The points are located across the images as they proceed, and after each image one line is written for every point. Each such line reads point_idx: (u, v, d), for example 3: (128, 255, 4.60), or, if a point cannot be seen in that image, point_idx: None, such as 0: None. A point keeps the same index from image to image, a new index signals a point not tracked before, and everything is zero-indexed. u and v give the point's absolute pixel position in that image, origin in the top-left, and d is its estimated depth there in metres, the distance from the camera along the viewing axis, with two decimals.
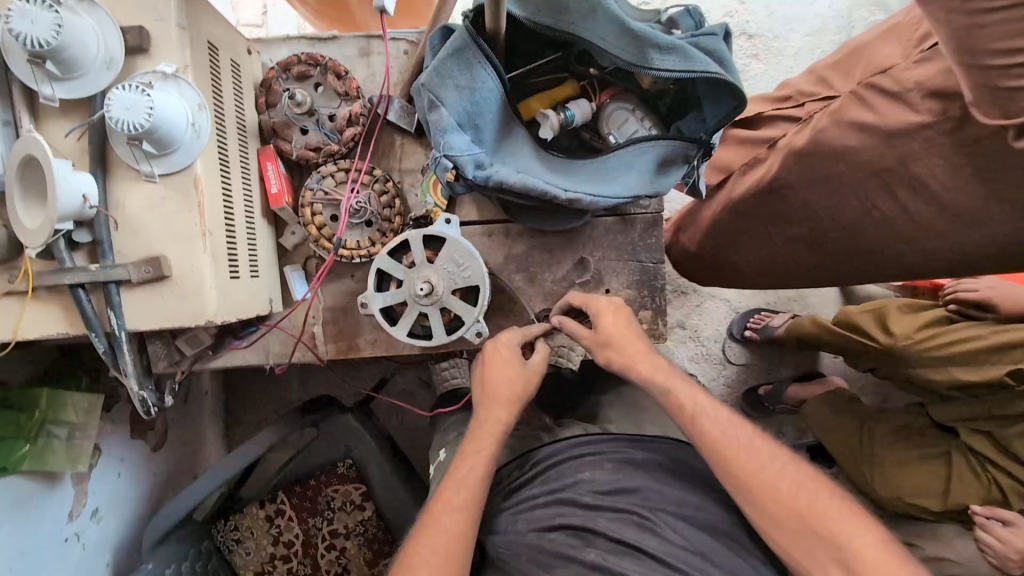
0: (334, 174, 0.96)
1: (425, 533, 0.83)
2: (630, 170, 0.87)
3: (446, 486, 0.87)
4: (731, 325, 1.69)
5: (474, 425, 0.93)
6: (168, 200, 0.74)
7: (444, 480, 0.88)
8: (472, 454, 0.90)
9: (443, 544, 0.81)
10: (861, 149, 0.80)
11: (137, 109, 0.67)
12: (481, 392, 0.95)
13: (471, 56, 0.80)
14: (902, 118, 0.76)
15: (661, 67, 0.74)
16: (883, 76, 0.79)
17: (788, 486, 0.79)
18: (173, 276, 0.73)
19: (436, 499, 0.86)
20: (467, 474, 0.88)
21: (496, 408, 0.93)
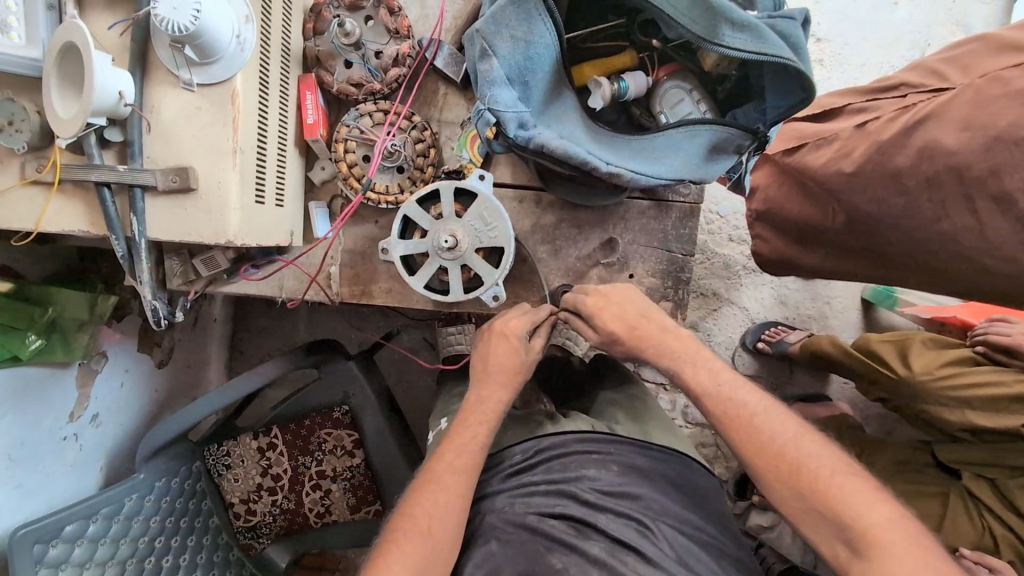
0: (372, 114, 0.93)
1: (430, 488, 0.83)
2: (678, 151, 0.82)
3: (449, 449, 0.87)
4: (746, 334, 1.65)
5: (484, 403, 0.92)
6: (203, 112, 0.72)
7: (447, 441, 0.88)
8: (481, 426, 0.89)
9: (443, 504, 0.82)
10: (957, 151, 0.71)
11: (184, 10, 0.65)
12: (480, 368, 0.94)
13: (532, 6, 0.76)
14: (1018, 119, 0.66)
15: (727, 45, 0.70)
16: (1017, 71, 0.68)
17: (793, 456, 0.74)
18: (198, 190, 0.72)
19: (438, 460, 0.86)
20: (475, 442, 0.88)
21: (500, 384, 0.92)
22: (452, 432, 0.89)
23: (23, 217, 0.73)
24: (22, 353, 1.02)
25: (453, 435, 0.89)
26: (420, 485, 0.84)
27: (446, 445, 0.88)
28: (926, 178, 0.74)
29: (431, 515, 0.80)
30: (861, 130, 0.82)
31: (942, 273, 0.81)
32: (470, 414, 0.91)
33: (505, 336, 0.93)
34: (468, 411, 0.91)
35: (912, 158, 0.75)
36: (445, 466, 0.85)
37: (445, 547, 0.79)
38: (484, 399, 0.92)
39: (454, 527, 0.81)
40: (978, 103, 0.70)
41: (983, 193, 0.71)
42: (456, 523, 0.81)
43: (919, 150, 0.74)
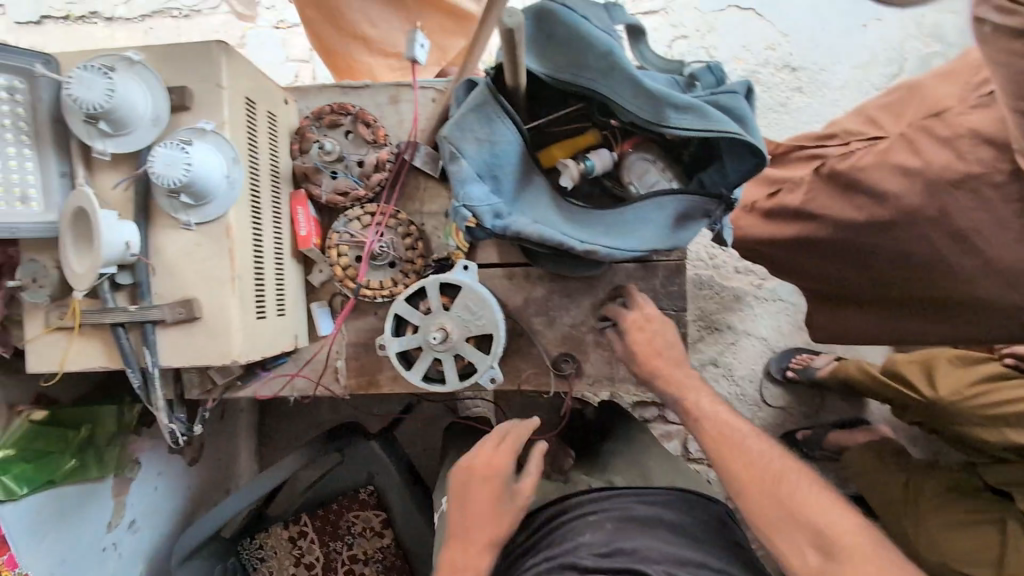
0: (360, 217, 0.99)
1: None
2: (648, 224, 0.85)
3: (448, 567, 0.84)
4: (770, 363, 1.63)
5: (474, 516, 0.86)
6: (202, 246, 0.79)
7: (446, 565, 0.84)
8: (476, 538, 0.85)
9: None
10: (904, 196, 0.75)
11: (176, 165, 0.73)
12: (472, 482, 0.89)
13: (491, 111, 0.83)
14: (948, 163, 0.71)
15: (676, 127, 0.73)
16: (936, 120, 0.74)
17: (807, 498, 0.77)
18: (202, 317, 0.78)
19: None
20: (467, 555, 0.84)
21: (488, 490, 0.88)
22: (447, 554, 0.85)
23: (50, 359, 0.80)
24: (57, 476, 1.09)
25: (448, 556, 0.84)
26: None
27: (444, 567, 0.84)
28: (886, 221, 0.79)
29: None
30: (819, 174, 0.87)
31: (933, 291, 0.83)
32: (464, 532, 0.86)
33: (495, 452, 0.90)
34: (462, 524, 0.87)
35: (869, 201, 0.80)
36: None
37: None
38: (479, 513, 0.87)
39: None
40: (910, 149, 0.76)
41: (939, 232, 0.75)
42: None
43: (873, 195, 0.79)
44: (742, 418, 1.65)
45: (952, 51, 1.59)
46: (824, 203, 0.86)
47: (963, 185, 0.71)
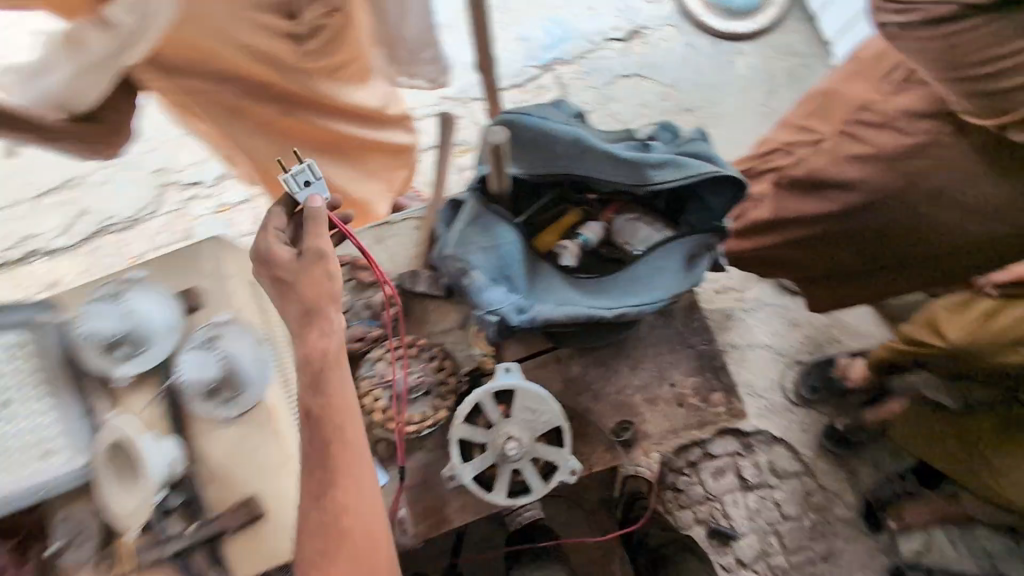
0: (384, 355, 1.00)
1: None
2: (663, 272, 0.90)
3: (312, 519, 0.63)
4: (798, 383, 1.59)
5: (342, 434, 0.65)
6: (247, 437, 0.75)
7: (317, 501, 0.63)
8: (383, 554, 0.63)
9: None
10: (869, 179, 0.86)
11: (209, 362, 0.75)
12: (324, 443, 0.65)
13: (487, 220, 0.89)
14: (896, 141, 0.84)
15: (660, 180, 0.81)
16: (868, 111, 0.87)
17: None
18: (267, 512, 0.73)
19: (330, 560, 0.62)
20: (362, 552, 0.62)
21: (347, 386, 0.67)
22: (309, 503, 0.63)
23: None
24: None
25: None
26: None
27: (314, 553, 0.62)
28: (863, 202, 0.88)
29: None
30: (780, 185, 0.95)
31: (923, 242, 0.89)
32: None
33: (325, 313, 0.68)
34: (309, 426, 0.65)
35: (839, 191, 0.89)
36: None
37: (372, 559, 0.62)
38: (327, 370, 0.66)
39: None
40: (856, 139, 0.87)
41: (915, 195, 0.85)
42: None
43: (840, 185, 0.88)
44: (781, 429, 1.55)
45: (811, 61, 1.82)
46: (792, 206, 0.94)
47: (923, 151, 0.82)
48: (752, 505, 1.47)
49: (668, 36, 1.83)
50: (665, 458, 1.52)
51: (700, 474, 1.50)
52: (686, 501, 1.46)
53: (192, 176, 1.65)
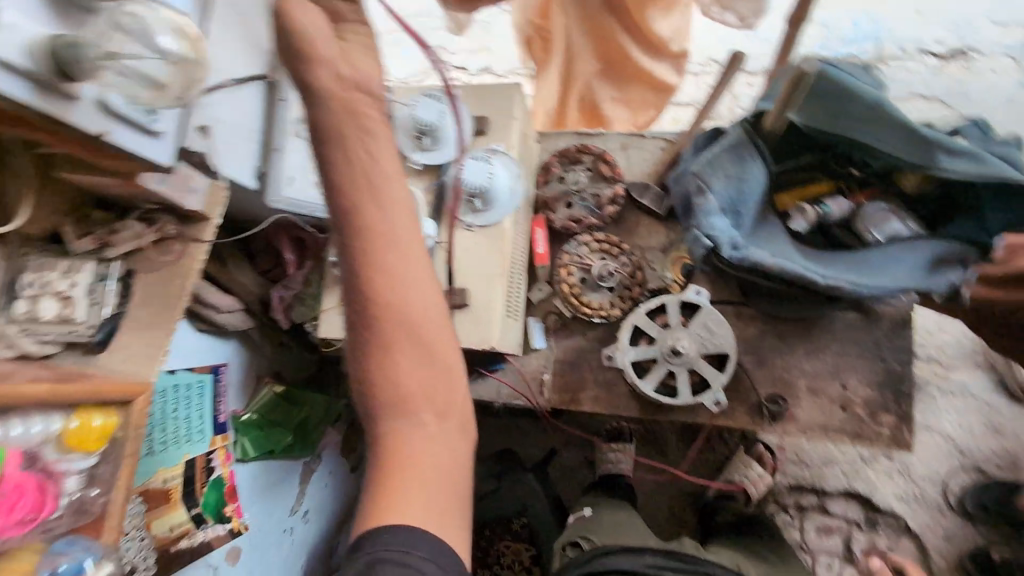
0: (589, 243, 1.10)
1: (415, 492, 0.61)
2: (899, 266, 0.87)
3: (372, 315, 0.65)
4: (963, 494, 1.41)
5: (391, 231, 0.66)
6: (479, 244, 0.95)
7: (376, 299, 0.65)
8: (444, 341, 0.67)
9: (438, 416, 0.66)
10: None
11: (481, 173, 0.94)
12: (375, 244, 0.65)
13: (745, 151, 0.92)
14: None
15: (948, 169, 0.80)
16: None
17: None
18: (471, 304, 0.92)
19: (395, 352, 0.65)
20: (424, 340, 0.66)
21: (382, 156, 0.67)
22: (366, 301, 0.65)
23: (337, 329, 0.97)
24: (277, 448, 1.17)
25: (375, 390, 0.66)
26: (373, 514, 0.60)
27: (376, 351, 0.65)
28: None
29: (438, 415, 0.66)
30: None
31: None
32: (396, 383, 0.65)
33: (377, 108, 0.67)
34: (348, 230, 0.66)
35: None
36: (416, 440, 0.64)
37: (434, 331, 0.67)
38: (359, 165, 0.66)
39: (445, 522, 0.61)
40: None
41: None
42: (448, 507, 0.62)
43: None
44: (918, 523, 1.43)
45: None
46: None
47: None
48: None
49: (1000, 67, 1.57)
50: (774, 487, 1.49)
51: (803, 522, 1.47)
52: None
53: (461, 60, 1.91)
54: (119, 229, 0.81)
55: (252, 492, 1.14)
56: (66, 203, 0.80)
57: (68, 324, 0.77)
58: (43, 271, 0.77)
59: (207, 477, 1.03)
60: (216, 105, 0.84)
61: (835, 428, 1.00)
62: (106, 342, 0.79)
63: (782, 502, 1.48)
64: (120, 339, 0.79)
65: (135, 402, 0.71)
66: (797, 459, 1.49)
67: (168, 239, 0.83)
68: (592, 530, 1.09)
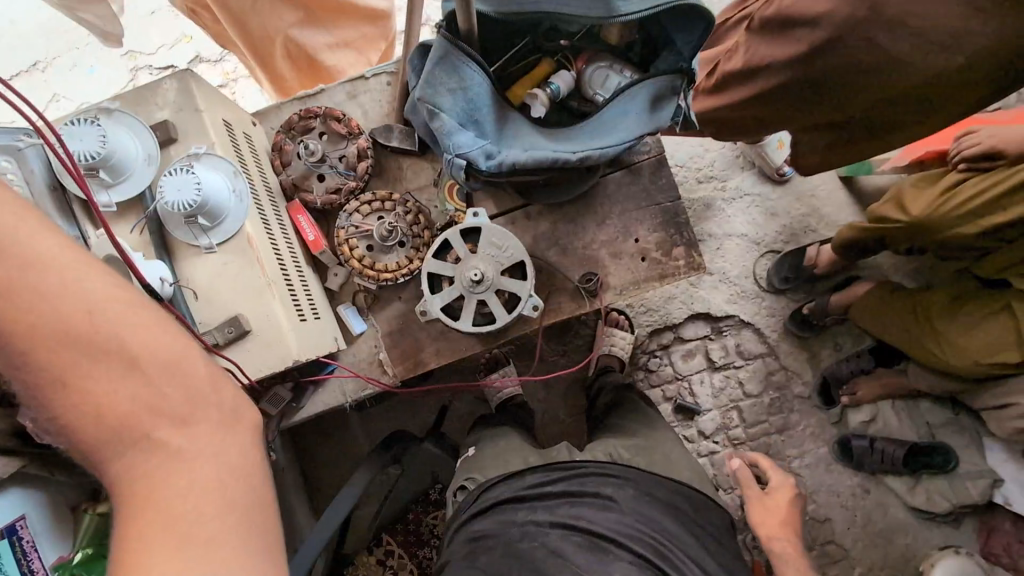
0: (359, 208, 1.02)
1: (171, 537, 0.45)
2: (628, 116, 0.92)
3: (15, 345, 0.45)
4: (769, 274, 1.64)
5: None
6: (230, 264, 0.81)
7: (8, 323, 0.45)
8: (145, 333, 0.48)
9: (179, 426, 0.48)
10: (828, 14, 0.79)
11: (188, 187, 0.78)
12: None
13: (455, 59, 0.87)
14: None
15: (626, 13, 0.84)
16: None
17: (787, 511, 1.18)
18: (252, 329, 0.81)
19: (76, 377, 0.46)
20: (108, 344, 0.46)
21: None
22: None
23: None
24: None
25: (76, 434, 0.46)
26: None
27: (47, 387, 0.45)
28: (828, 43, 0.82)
29: (179, 425, 0.48)
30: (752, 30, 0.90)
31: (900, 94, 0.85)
32: (107, 419, 0.46)
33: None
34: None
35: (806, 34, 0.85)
36: (163, 468, 0.47)
37: (132, 333, 0.47)
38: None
39: (228, 556, 0.45)
40: None
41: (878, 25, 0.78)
42: (230, 532, 0.46)
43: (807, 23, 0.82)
44: (749, 314, 1.65)
45: None
46: (766, 51, 0.88)
47: None
48: (716, 384, 1.63)
49: None
50: (639, 340, 1.65)
51: (670, 356, 1.65)
52: (653, 377, 1.64)
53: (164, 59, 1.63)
54: None
55: None
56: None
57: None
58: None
59: None
60: None
61: (643, 278, 1.08)
62: None
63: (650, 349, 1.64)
64: None
65: None
66: (645, 308, 1.65)
67: None
68: (476, 467, 1.12)
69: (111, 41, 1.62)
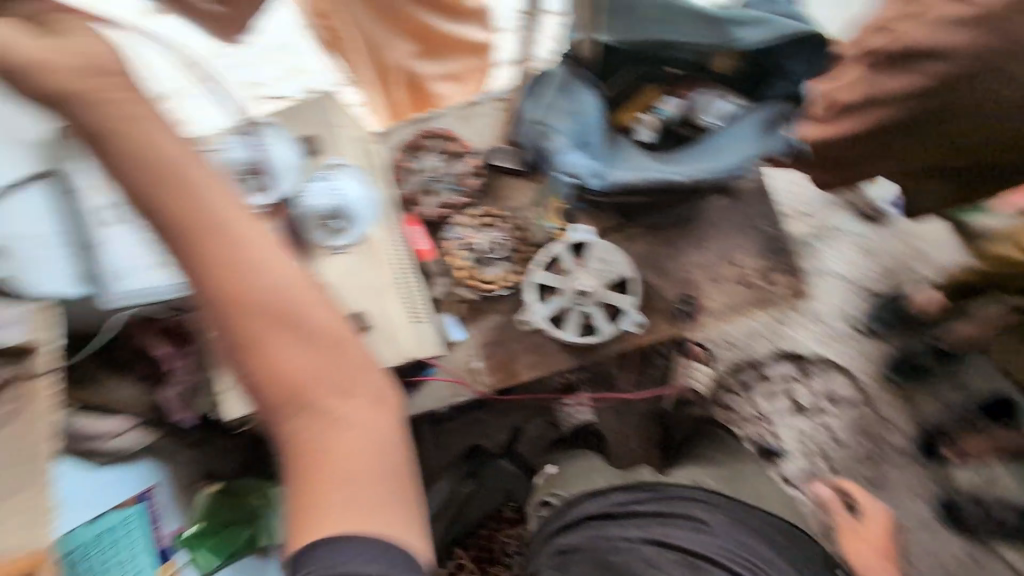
0: (467, 222, 1.09)
1: (340, 496, 0.48)
2: (738, 138, 0.95)
3: (215, 307, 0.50)
4: (865, 315, 1.55)
5: (202, 203, 0.50)
6: (357, 264, 0.89)
7: (212, 287, 0.49)
8: (319, 309, 0.52)
9: (343, 397, 0.51)
10: None
11: (332, 191, 0.89)
12: (185, 225, 0.49)
13: (572, 87, 0.97)
14: None
15: (740, 38, 0.91)
16: None
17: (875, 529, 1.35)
18: (373, 326, 0.87)
19: (263, 344, 0.50)
20: (290, 316, 0.50)
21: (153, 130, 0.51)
22: (203, 293, 0.50)
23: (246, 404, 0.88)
24: (239, 548, 1.03)
25: (257, 395, 0.50)
26: (301, 533, 0.48)
27: (237, 350, 0.50)
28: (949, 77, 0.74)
29: (343, 396, 0.51)
30: (873, 62, 0.79)
31: None
32: (281, 381, 0.50)
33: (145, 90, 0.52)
34: (150, 222, 0.50)
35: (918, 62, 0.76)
36: (329, 435, 0.50)
37: (310, 302, 0.51)
38: (140, 142, 0.50)
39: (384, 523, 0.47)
40: None
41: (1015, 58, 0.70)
42: (388, 498, 0.49)
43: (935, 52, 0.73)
44: (841, 356, 1.56)
45: None
46: (885, 84, 0.78)
47: None
48: (805, 430, 1.50)
49: None
50: (719, 377, 1.56)
51: (752, 397, 1.54)
52: (733, 417, 1.53)
53: None
54: None
55: None
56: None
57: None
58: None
59: None
60: None
61: (741, 304, 1.07)
62: None
63: (730, 386, 1.53)
64: None
65: None
66: (726, 345, 1.56)
67: None
68: (560, 484, 1.12)
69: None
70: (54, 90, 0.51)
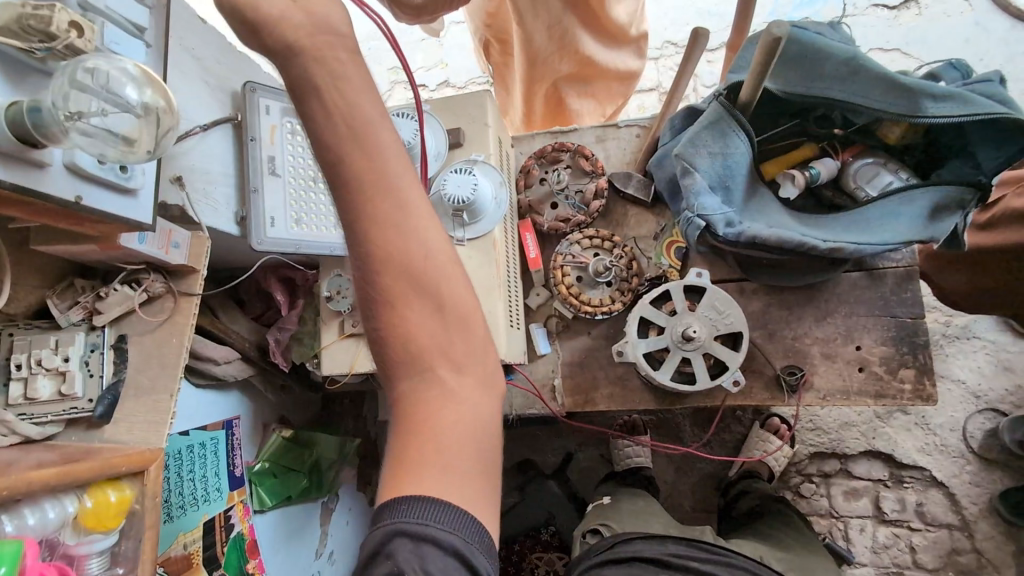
0: (581, 240, 1.08)
1: (434, 458, 0.52)
2: (898, 218, 0.87)
3: (369, 265, 0.55)
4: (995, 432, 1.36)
5: (381, 169, 0.55)
6: (472, 259, 0.91)
7: (371, 247, 0.55)
8: (456, 286, 0.57)
9: (457, 370, 0.56)
10: None
11: (465, 186, 0.90)
12: (362, 185, 0.54)
13: (725, 126, 0.89)
14: None
15: (934, 114, 0.80)
16: None
17: None
18: None
19: (402, 308, 0.55)
20: (432, 288, 0.55)
21: (351, 95, 0.55)
22: (363, 249, 0.55)
23: (341, 364, 0.92)
24: (296, 493, 1.12)
25: (385, 351, 0.56)
26: (393, 481, 0.52)
27: (379, 307, 0.55)
28: None
29: (456, 369, 0.56)
30: None
31: None
32: (408, 343, 0.55)
33: (356, 61, 0.57)
34: (332, 177, 0.55)
35: None
36: (437, 400, 0.54)
37: (449, 279, 0.56)
38: (338, 103, 0.55)
39: (470, 493, 0.52)
40: None
41: None
42: (477, 475, 0.53)
43: None
44: (945, 474, 1.39)
45: None
46: None
47: None
48: (880, 539, 1.39)
49: (954, 9, 1.57)
50: (796, 457, 1.45)
51: (829, 488, 1.43)
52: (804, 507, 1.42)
53: (421, 78, 1.88)
54: (106, 294, 0.74)
55: (275, 544, 1.09)
56: (49, 280, 0.74)
57: (67, 400, 0.70)
58: (34, 349, 0.69)
59: (227, 536, 0.96)
60: (190, 153, 0.79)
61: (853, 389, 0.98)
62: (109, 413, 0.71)
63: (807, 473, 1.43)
64: (124, 408, 0.72)
65: (149, 471, 0.64)
66: (813, 426, 1.45)
67: (156, 298, 0.76)
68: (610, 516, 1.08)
69: (383, 56, 1.87)
70: (276, 43, 0.55)
